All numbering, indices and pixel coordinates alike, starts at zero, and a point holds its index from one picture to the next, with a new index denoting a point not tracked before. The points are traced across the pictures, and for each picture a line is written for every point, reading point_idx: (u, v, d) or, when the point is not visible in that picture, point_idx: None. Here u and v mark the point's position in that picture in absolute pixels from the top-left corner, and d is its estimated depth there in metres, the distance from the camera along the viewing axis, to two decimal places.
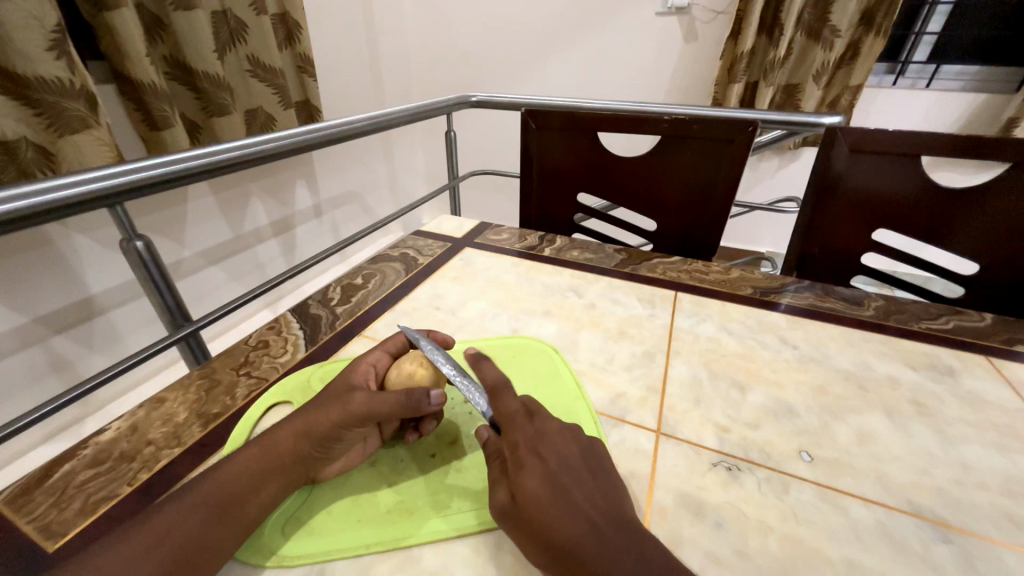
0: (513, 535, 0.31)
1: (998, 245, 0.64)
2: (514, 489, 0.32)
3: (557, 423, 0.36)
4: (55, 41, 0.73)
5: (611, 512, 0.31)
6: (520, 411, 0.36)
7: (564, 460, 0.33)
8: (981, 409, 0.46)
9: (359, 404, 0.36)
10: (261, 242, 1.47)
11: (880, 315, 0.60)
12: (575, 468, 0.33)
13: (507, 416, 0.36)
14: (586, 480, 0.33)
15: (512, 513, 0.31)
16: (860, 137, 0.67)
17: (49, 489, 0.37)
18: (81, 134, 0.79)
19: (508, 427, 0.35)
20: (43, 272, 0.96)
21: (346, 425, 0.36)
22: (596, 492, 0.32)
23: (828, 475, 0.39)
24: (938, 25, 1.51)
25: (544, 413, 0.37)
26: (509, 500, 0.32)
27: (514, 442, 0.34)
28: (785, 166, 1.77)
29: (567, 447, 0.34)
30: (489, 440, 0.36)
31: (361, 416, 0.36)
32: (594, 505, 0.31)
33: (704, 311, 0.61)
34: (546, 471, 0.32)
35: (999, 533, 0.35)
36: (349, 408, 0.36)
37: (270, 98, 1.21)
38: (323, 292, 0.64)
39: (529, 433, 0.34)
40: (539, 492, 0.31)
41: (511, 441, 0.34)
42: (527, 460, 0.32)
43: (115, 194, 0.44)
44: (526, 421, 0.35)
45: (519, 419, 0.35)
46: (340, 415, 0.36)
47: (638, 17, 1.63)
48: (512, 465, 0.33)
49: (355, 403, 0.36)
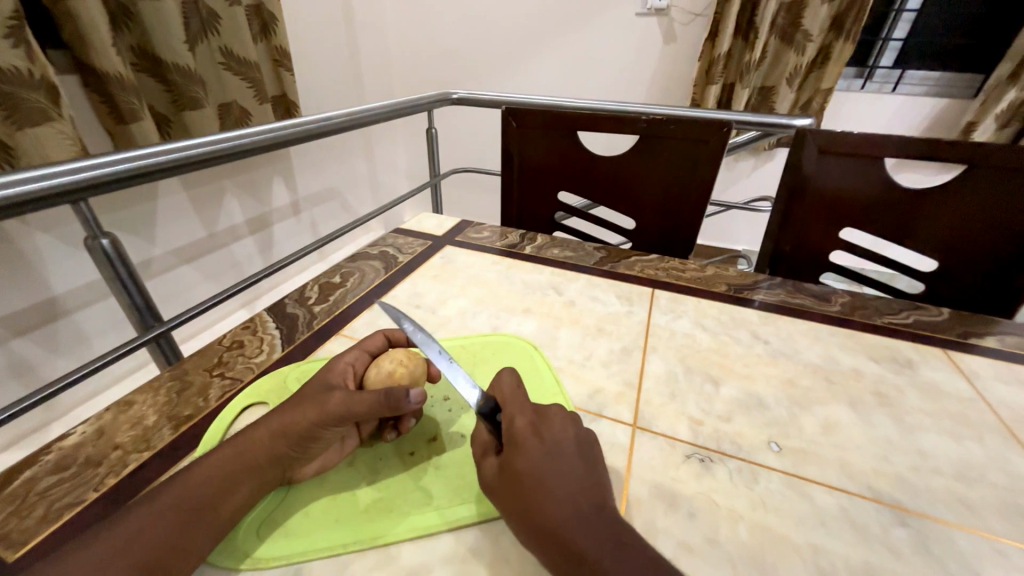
0: (499, 508, 0.32)
1: (955, 243, 0.68)
2: (506, 465, 0.33)
3: (559, 410, 0.38)
4: (11, 28, 0.69)
5: (597, 497, 0.32)
6: (524, 399, 0.38)
7: (559, 442, 0.34)
8: (937, 398, 0.48)
9: (337, 404, 0.36)
10: (236, 240, 1.44)
11: (846, 310, 0.62)
12: (568, 451, 0.34)
13: (511, 401, 0.38)
14: (577, 462, 0.33)
15: (499, 486, 0.33)
16: (828, 139, 0.70)
17: (9, 497, 0.35)
18: (42, 127, 0.76)
19: (509, 409, 0.37)
20: (3, 271, 0.92)
21: (325, 425, 0.36)
22: (583, 476, 0.33)
23: (796, 464, 0.40)
24: (903, 32, 1.56)
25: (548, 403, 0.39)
26: (499, 475, 0.33)
27: (513, 422, 0.35)
28: (761, 166, 1.81)
29: (564, 432, 0.35)
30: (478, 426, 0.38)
31: (338, 415, 0.36)
32: (581, 486, 0.32)
33: (680, 307, 0.62)
34: (540, 450, 0.33)
35: (950, 515, 0.37)
36: (326, 408, 0.36)
37: (244, 92, 1.18)
38: (300, 291, 0.62)
39: (530, 417, 0.36)
40: (529, 469, 0.32)
41: (510, 422, 0.35)
42: (523, 438, 0.34)
43: (81, 189, 0.43)
44: (528, 407, 0.37)
45: (521, 404, 0.37)
46: (317, 416, 0.35)
47: (618, 17, 1.65)
48: (507, 443, 0.34)
49: (333, 402, 0.36)
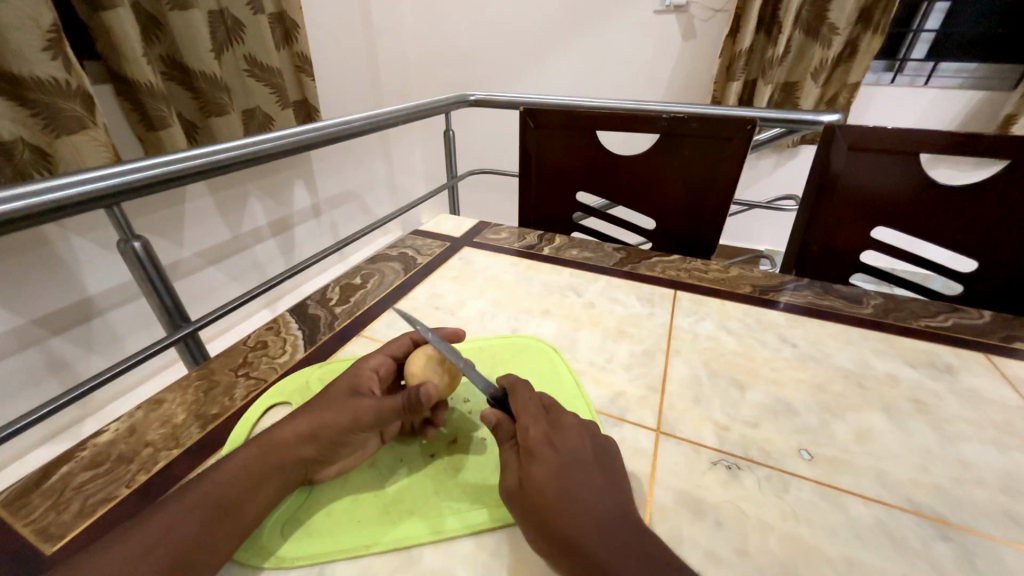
0: (519, 520, 0.32)
1: (997, 242, 0.64)
2: (524, 477, 0.32)
3: (573, 417, 0.37)
4: (51, 41, 0.72)
5: (618, 507, 0.31)
6: (536, 405, 0.37)
7: (576, 453, 0.33)
8: (979, 406, 0.46)
9: (368, 410, 0.37)
10: (259, 242, 1.47)
11: (879, 313, 0.60)
12: (586, 462, 0.33)
13: (523, 408, 0.36)
14: (595, 472, 0.33)
15: (519, 502, 0.32)
16: (859, 135, 0.67)
17: (47, 491, 0.37)
18: (77, 135, 0.79)
19: (522, 418, 0.36)
20: (42, 273, 0.96)
21: (354, 431, 0.37)
22: (603, 488, 0.32)
23: (828, 474, 0.39)
24: (935, 22, 1.50)
25: (560, 409, 0.38)
26: (517, 487, 0.32)
27: (528, 432, 0.34)
28: (784, 164, 1.77)
29: (581, 441, 0.34)
30: (497, 424, 0.36)
31: (369, 421, 0.37)
32: (601, 498, 0.31)
33: (703, 309, 0.61)
34: (557, 461, 0.32)
35: (997, 530, 0.35)
36: (357, 415, 0.37)
37: (267, 98, 1.20)
38: (322, 292, 0.63)
39: (543, 426, 0.35)
40: (548, 482, 0.31)
41: (524, 431, 0.34)
42: (539, 451, 0.33)
43: (116, 193, 0.44)
44: (541, 414, 0.36)
45: (534, 411, 0.36)
46: (347, 422, 0.36)
47: (636, 15, 1.63)
48: (524, 454, 0.33)
49: (363, 408, 0.37)
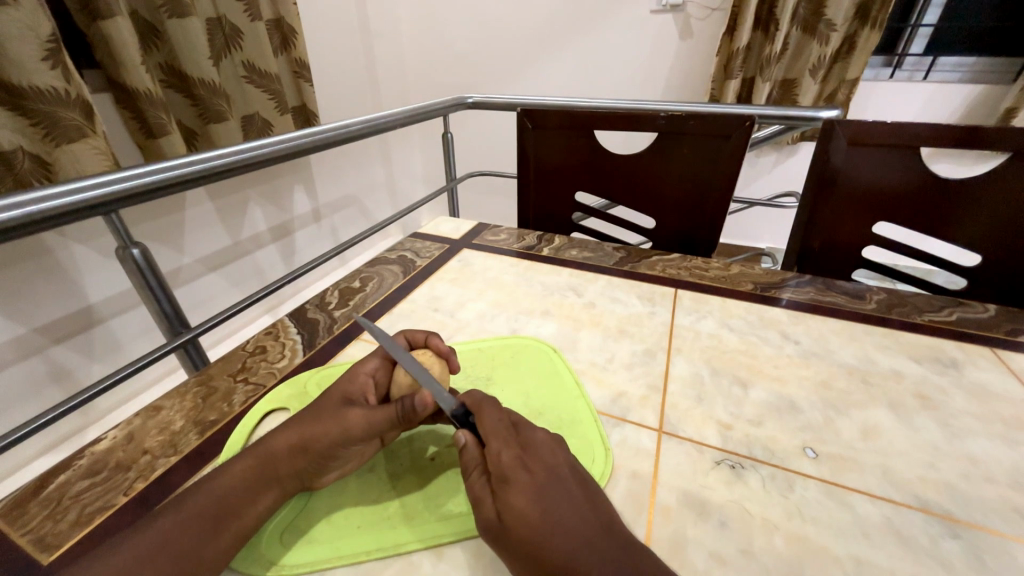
0: (501, 552, 0.30)
1: (1001, 235, 0.63)
2: (501, 506, 0.31)
3: (544, 432, 0.36)
4: (49, 50, 0.72)
5: (601, 524, 0.30)
6: (504, 426, 0.35)
7: (552, 473, 0.33)
8: (987, 401, 0.45)
9: (359, 422, 0.36)
10: (260, 248, 1.47)
11: (882, 308, 0.59)
12: (565, 482, 0.32)
13: (490, 429, 0.35)
14: (573, 488, 0.32)
15: (500, 533, 0.30)
16: (859, 130, 0.67)
17: (44, 500, 0.36)
18: (78, 143, 0.79)
19: (491, 441, 0.34)
20: (42, 281, 0.96)
21: (346, 444, 0.36)
22: (585, 505, 0.31)
23: (834, 471, 0.38)
24: (934, 17, 1.50)
25: (529, 425, 0.36)
26: (496, 519, 0.31)
27: (498, 457, 0.33)
28: (783, 161, 1.76)
29: (556, 459, 0.34)
30: (466, 447, 0.34)
31: (360, 434, 0.36)
32: (584, 517, 0.30)
33: (705, 307, 0.60)
34: (534, 484, 0.31)
35: (1006, 526, 0.34)
36: (347, 426, 0.36)
37: (266, 104, 1.20)
38: (321, 296, 0.63)
39: (514, 447, 0.34)
40: (528, 508, 0.30)
41: (494, 456, 0.33)
42: (515, 474, 0.32)
43: (114, 200, 0.44)
44: (510, 434, 0.34)
45: (502, 432, 0.34)
46: (338, 434, 0.35)
47: (633, 15, 1.63)
48: (497, 480, 0.32)
49: (355, 422, 0.36)
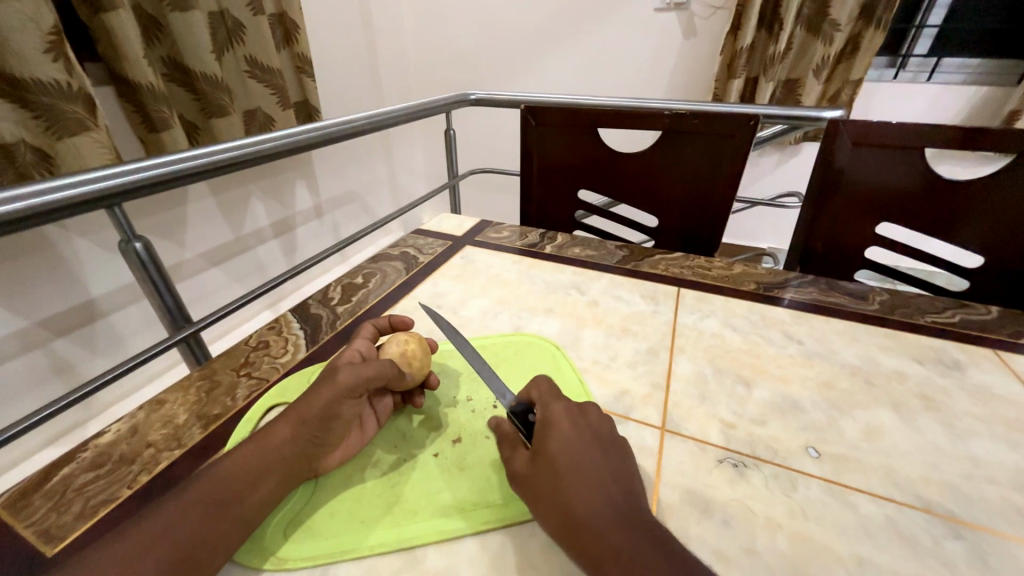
0: (524, 495, 0.33)
1: (1006, 236, 0.63)
2: (536, 450, 0.34)
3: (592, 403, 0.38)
4: (52, 42, 0.72)
5: (623, 487, 0.32)
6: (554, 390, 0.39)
7: (592, 432, 0.35)
8: (989, 401, 0.45)
9: (348, 376, 0.38)
10: (262, 243, 1.47)
11: (885, 309, 0.59)
12: (601, 442, 0.35)
13: (544, 391, 0.39)
14: (609, 450, 0.34)
15: (529, 474, 0.33)
16: (862, 130, 0.67)
17: (48, 492, 0.36)
18: (80, 136, 0.79)
19: (545, 398, 0.38)
20: (45, 275, 0.96)
21: (342, 400, 0.38)
22: (614, 466, 0.33)
23: (836, 471, 0.38)
24: (939, 17, 1.49)
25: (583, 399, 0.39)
26: (529, 463, 0.34)
27: (548, 409, 0.37)
28: (785, 162, 1.76)
29: (600, 423, 0.36)
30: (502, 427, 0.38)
31: (353, 386, 0.38)
32: (610, 475, 0.32)
33: (707, 306, 0.60)
34: (574, 436, 0.34)
35: (1008, 527, 0.34)
36: (339, 383, 0.38)
37: (268, 99, 1.20)
38: (323, 291, 0.63)
39: (564, 407, 0.37)
40: (561, 455, 0.33)
41: (546, 410, 0.36)
42: (559, 425, 0.35)
43: (118, 192, 0.44)
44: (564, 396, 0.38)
45: (556, 395, 0.38)
46: (330, 393, 0.37)
47: (637, 14, 1.63)
48: (541, 426, 0.35)
49: (344, 375, 0.38)
